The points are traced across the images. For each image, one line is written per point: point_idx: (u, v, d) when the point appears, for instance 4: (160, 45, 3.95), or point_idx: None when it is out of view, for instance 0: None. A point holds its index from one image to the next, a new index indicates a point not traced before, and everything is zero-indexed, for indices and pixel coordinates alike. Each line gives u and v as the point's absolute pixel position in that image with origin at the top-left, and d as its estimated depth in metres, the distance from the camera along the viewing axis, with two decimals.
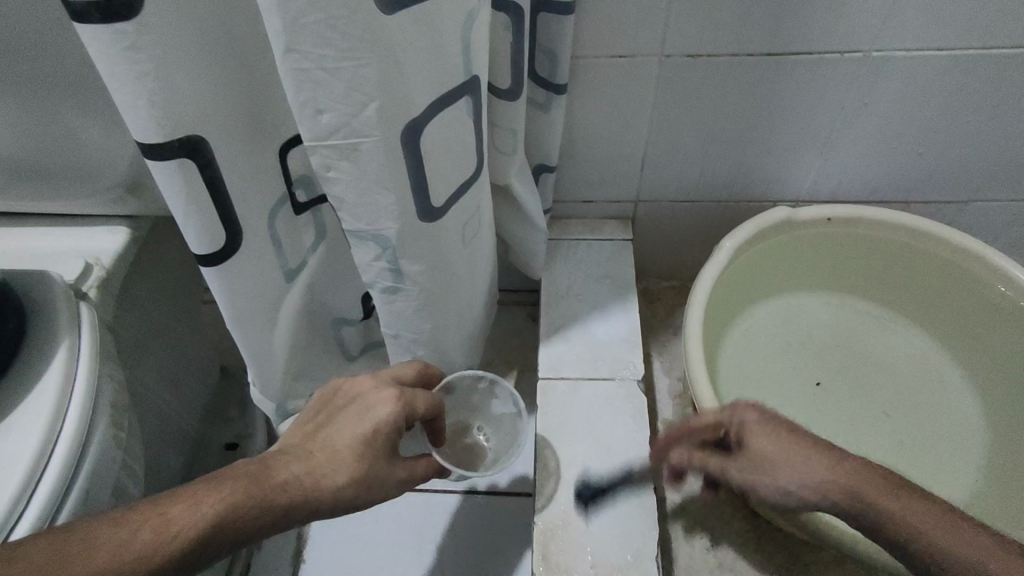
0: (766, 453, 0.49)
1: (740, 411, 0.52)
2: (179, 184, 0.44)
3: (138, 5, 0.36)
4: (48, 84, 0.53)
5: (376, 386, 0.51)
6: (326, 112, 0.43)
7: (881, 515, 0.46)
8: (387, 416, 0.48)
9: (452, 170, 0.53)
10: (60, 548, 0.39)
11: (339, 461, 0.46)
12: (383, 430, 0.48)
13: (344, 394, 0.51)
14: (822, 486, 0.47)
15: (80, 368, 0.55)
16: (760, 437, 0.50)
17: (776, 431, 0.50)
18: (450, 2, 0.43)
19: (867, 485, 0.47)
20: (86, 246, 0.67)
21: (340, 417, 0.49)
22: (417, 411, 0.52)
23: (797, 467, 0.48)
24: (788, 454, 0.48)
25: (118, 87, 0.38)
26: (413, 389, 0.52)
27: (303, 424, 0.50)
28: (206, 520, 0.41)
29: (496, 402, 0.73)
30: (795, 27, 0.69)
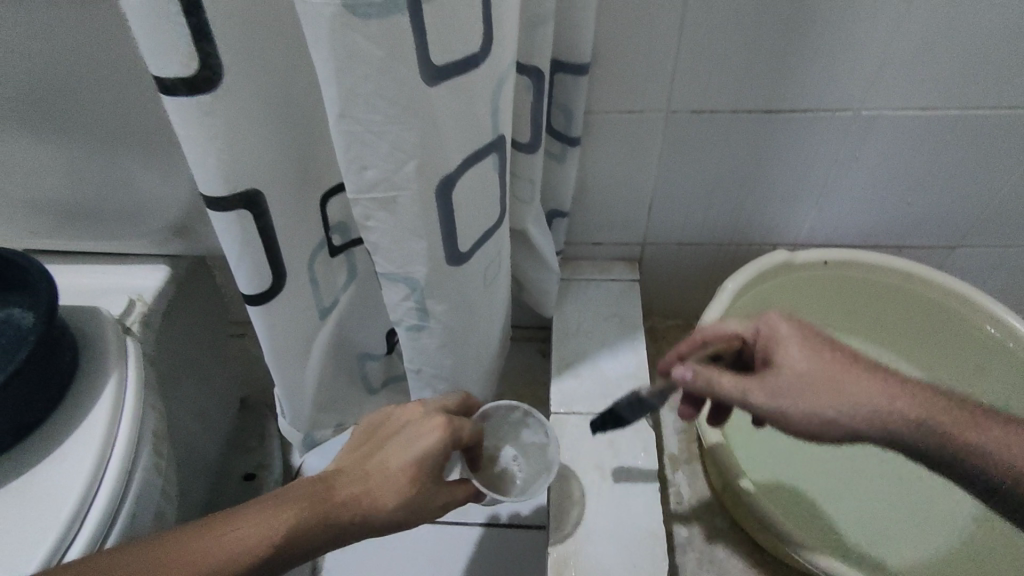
0: (806, 364, 0.48)
1: (770, 322, 0.52)
2: (236, 231, 0.49)
3: (218, 79, 0.41)
4: (116, 137, 0.58)
5: (423, 416, 0.55)
6: (370, 168, 0.48)
7: (948, 439, 0.46)
8: (438, 443, 0.52)
9: (478, 219, 0.58)
10: (146, 556, 0.42)
11: (391, 484, 0.50)
12: (433, 456, 0.51)
13: (393, 423, 0.55)
14: (876, 410, 0.46)
15: (127, 398, 0.59)
16: (794, 347, 0.49)
17: (811, 344, 0.50)
18: (484, 73, 0.48)
19: (922, 402, 0.46)
20: (130, 282, 0.71)
21: (393, 443, 0.52)
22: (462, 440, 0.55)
23: (839, 386, 0.46)
24: (835, 371, 0.47)
25: (192, 148, 0.43)
26: (459, 419, 0.56)
27: (355, 450, 0.54)
28: (274, 536, 0.44)
29: (526, 431, 0.76)
30: (792, 86, 0.74)
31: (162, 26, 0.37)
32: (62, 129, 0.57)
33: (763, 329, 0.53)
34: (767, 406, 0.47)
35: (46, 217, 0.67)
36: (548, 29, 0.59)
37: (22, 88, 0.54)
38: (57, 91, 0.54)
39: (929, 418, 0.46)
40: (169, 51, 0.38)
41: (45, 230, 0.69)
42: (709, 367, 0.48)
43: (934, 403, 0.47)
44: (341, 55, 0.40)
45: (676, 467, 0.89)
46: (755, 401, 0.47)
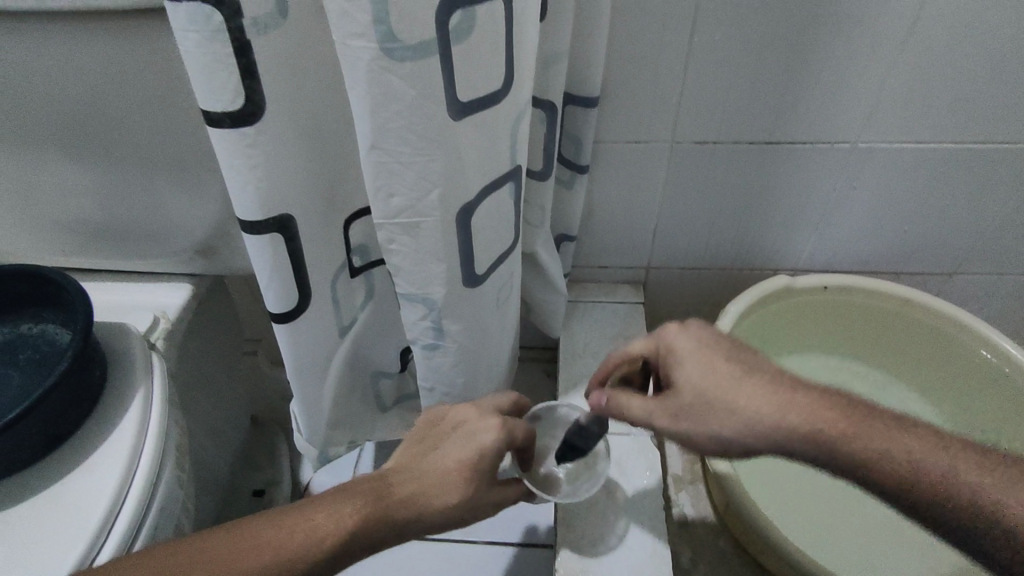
0: (694, 383, 0.50)
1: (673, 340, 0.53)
2: (268, 253, 0.51)
3: (261, 113, 0.44)
4: (151, 162, 0.61)
5: (480, 415, 0.56)
6: (396, 196, 0.51)
7: (838, 449, 0.45)
8: (492, 443, 0.54)
9: (494, 244, 0.61)
10: (234, 544, 0.46)
11: (449, 483, 0.52)
12: (488, 456, 0.53)
13: (448, 422, 0.57)
14: (738, 425, 0.47)
15: (153, 412, 0.61)
16: (690, 368, 0.51)
17: (709, 359, 0.51)
18: (505, 107, 0.51)
19: (812, 419, 0.46)
20: (154, 300, 0.74)
21: (449, 441, 0.54)
22: (515, 440, 0.57)
23: (732, 409, 0.48)
24: (729, 391, 0.48)
25: (233, 175, 0.46)
26: (512, 419, 0.57)
27: (412, 446, 0.56)
28: (346, 529, 0.47)
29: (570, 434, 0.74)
30: (791, 120, 0.78)
31: (218, 67, 0.40)
32: (98, 153, 0.61)
33: (662, 346, 0.54)
34: (669, 427, 0.51)
35: (76, 236, 0.70)
36: (562, 66, 0.63)
37: (66, 115, 0.58)
38: (97, 119, 0.58)
39: (822, 434, 0.45)
40: (223, 90, 0.41)
41: (75, 249, 0.72)
42: (619, 392, 0.53)
43: (830, 420, 0.45)
44: (375, 93, 0.44)
45: (680, 488, 0.91)
46: (660, 424, 0.51)
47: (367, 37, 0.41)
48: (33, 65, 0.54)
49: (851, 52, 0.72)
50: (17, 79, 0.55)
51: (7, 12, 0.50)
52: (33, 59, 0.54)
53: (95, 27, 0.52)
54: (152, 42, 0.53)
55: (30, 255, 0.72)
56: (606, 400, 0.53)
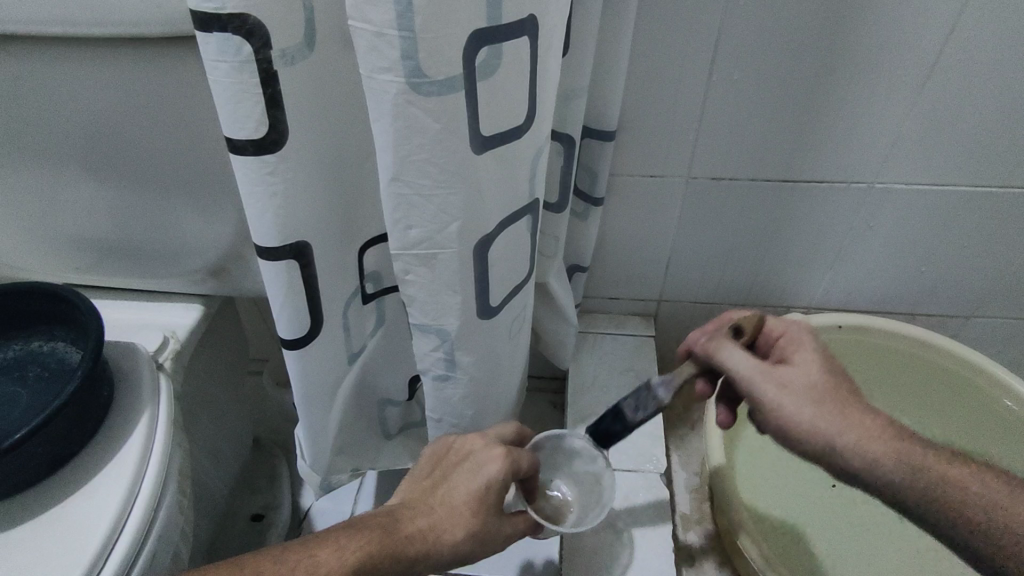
0: (809, 374, 0.50)
1: (796, 330, 0.54)
2: (283, 281, 0.51)
3: (284, 142, 0.44)
4: (168, 181, 0.61)
5: (487, 445, 0.57)
6: (415, 228, 0.50)
7: (919, 470, 0.47)
8: (498, 475, 0.55)
9: (509, 276, 0.60)
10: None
11: (457, 517, 0.53)
12: (494, 487, 0.54)
13: (456, 452, 0.58)
14: (841, 427, 0.48)
15: (157, 435, 0.60)
16: (806, 356, 0.52)
17: (825, 360, 0.52)
18: (526, 142, 0.51)
19: (904, 437, 0.48)
20: (165, 320, 0.74)
21: (456, 475, 0.55)
22: (522, 469, 0.57)
23: (835, 406, 0.49)
24: (834, 390, 0.50)
25: (254, 202, 0.46)
26: (519, 449, 0.58)
27: (421, 478, 0.57)
28: (350, 565, 0.47)
29: (579, 461, 0.67)
30: (809, 160, 0.78)
31: (243, 96, 0.41)
32: (118, 174, 0.61)
33: (785, 335, 0.55)
34: (765, 392, 0.49)
35: (90, 254, 0.70)
36: (581, 101, 0.63)
37: (88, 136, 0.58)
38: (117, 140, 0.58)
39: (904, 451, 0.48)
40: (247, 117, 0.41)
41: (88, 266, 0.72)
42: (728, 341, 0.52)
43: (915, 442, 0.49)
44: (400, 126, 0.44)
45: (688, 527, 0.88)
46: (759, 388, 0.49)
47: (394, 71, 0.41)
48: (58, 87, 0.55)
49: (870, 94, 0.72)
50: (42, 98, 0.56)
51: (36, 34, 0.51)
52: (59, 79, 0.54)
53: (121, 51, 0.52)
54: (176, 67, 0.53)
55: (43, 271, 0.72)
56: (711, 344, 0.51)
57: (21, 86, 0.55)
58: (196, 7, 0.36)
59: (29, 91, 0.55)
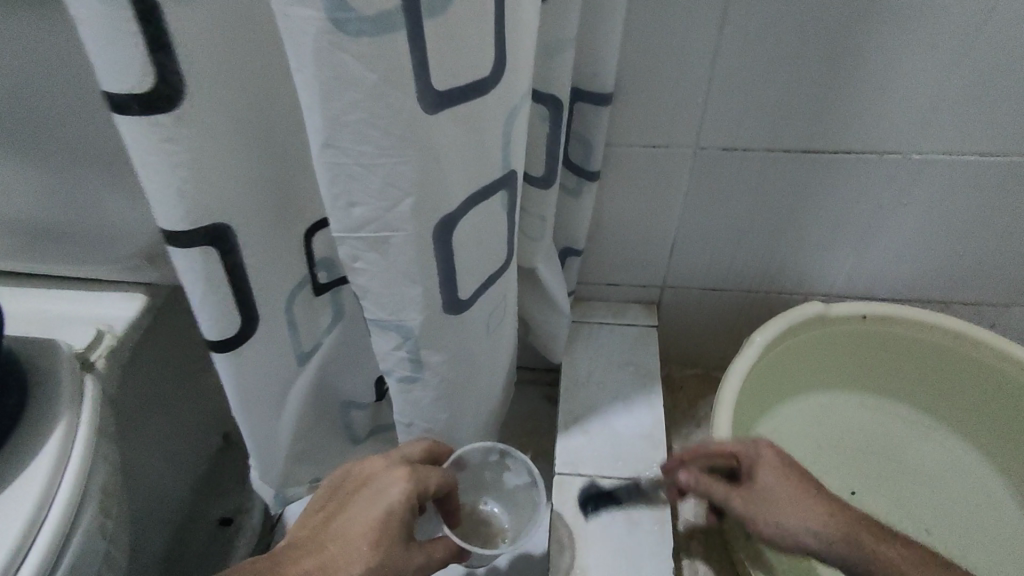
0: (769, 487, 0.56)
1: (759, 448, 0.59)
2: (199, 272, 0.42)
3: (181, 98, 0.35)
4: (89, 145, 0.53)
5: (388, 466, 0.53)
6: (359, 205, 0.41)
7: (865, 562, 0.54)
8: (399, 497, 0.50)
9: (481, 264, 0.51)
10: None
11: (354, 549, 0.47)
12: (397, 511, 0.49)
13: (355, 479, 0.53)
14: (791, 508, 0.55)
15: (74, 447, 0.52)
16: (768, 474, 0.57)
17: (783, 472, 0.57)
18: (495, 99, 0.42)
19: (854, 528, 0.54)
20: (102, 311, 0.65)
21: (353, 505, 0.50)
22: (429, 490, 0.53)
23: (793, 507, 0.55)
24: (793, 493, 0.56)
25: (150, 174, 0.37)
26: (424, 467, 0.54)
27: (317, 513, 0.52)
28: None
29: (509, 474, 0.71)
30: (836, 128, 0.68)
31: (118, 34, 0.31)
32: (34, 145, 0.53)
33: (752, 457, 0.58)
34: (739, 510, 0.56)
35: (15, 236, 0.62)
36: (568, 54, 0.53)
37: None
38: (28, 101, 0.50)
39: (850, 539, 0.54)
40: (126, 64, 0.32)
41: (11, 249, 0.63)
42: (710, 478, 0.58)
43: (861, 527, 0.55)
44: (324, 76, 0.34)
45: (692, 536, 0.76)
46: (733, 507, 0.57)
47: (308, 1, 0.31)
48: None
49: (911, 47, 0.61)
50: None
51: None
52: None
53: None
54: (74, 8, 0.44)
55: None
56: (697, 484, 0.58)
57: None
58: None
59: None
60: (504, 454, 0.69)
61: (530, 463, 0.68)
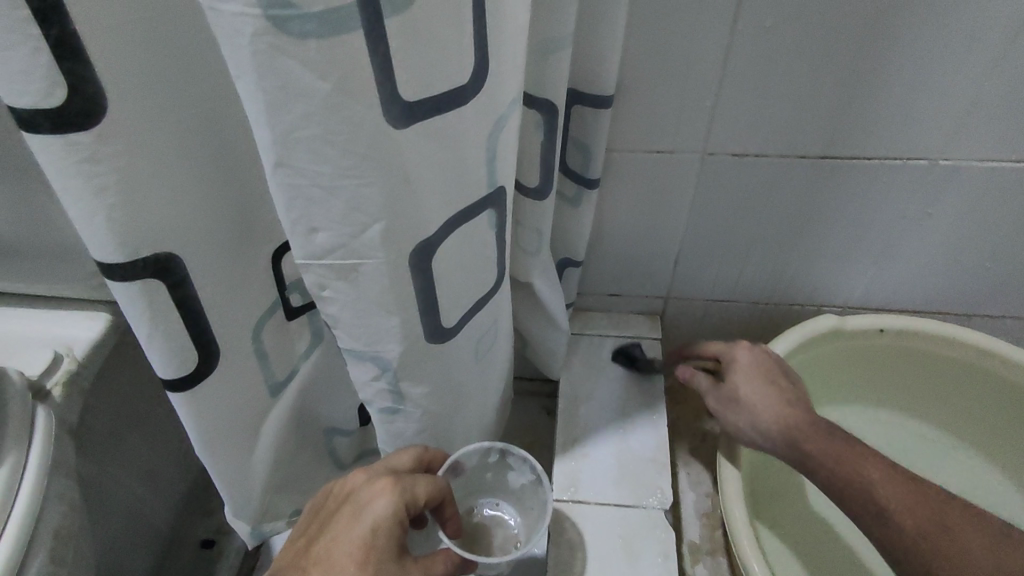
0: (737, 383, 0.57)
1: (740, 349, 0.59)
2: (141, 307, 0.37)
3: (101, 112, 0.30)
4: (37, 158, 0.48)
5: (371, 477, 0.47)
6: (321, 231, 0.36)
7: (814, 463, 0.50)
8: (385, 511, 0.44)
9: (467, 288, 0.46)
10: None
11: (338, 575, 0.42)
12: (383, 528, 0.43)
13: (336, 495, 0.47)
14: (753, 401, 0.55)
15: (20, 492, 0.47)
16: (738, 372, 0.57)
17: (759, 372, 0.57)
18: (476, 110, 0.36)
19: (808, 430, 0.52)
20: (59, 334, 0.60)
21: (334, 523, 0.45)
22: (419, 499, 0.46)
23: (753, 402, 0.55)
24: (755, 390, 0.55)
25: (73, 201, 0.32)
26: (412, 474, 0.48)
27: (299, 537, 0.47)
28: None
29: (511, 473, 0.64)
30: (858, 132, 0.62)
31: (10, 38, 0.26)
32: None
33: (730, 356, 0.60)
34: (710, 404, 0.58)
35: None
36: (563, 55, 0.47)
37: None
38: None
39: (804, 439, 0.51)
40: (26, 74, 0.27)
41: None
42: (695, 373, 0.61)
43: (817, 435, 0.51)
44: (268, 86, 0.29)
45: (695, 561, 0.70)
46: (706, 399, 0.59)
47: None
48: None
49: (944, 44, 0.56)
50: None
51: None
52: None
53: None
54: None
55: None
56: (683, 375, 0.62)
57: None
58: None
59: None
60: (504, 453, 0.61)
61: (533, 460, 0.61)
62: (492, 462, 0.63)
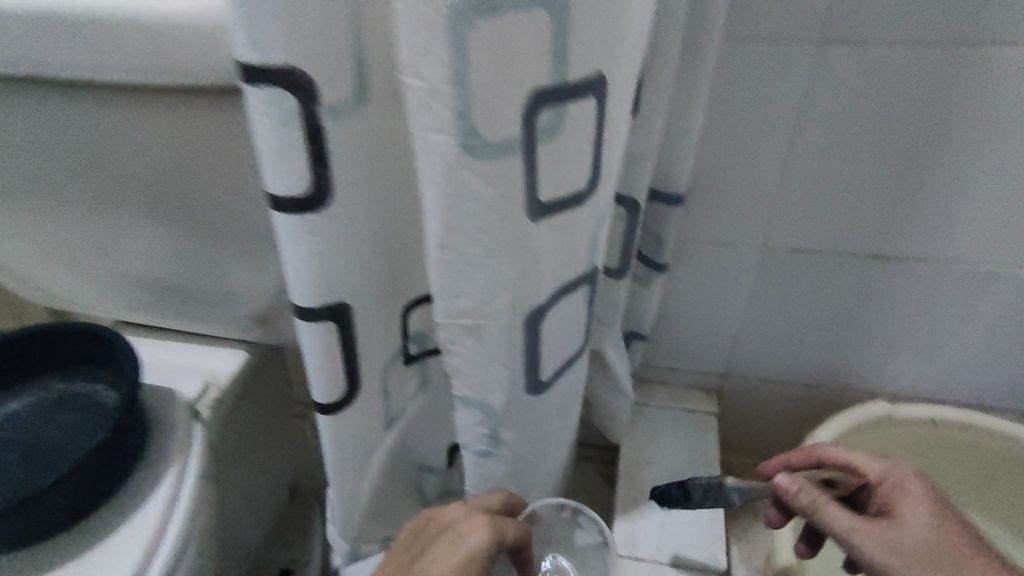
0: (917, 527, 0.47)
1: (901, 475, 0.51)
2: (320, 343, 0.48)
3: (327, 200, 0.42)
4: (223, 226, 0.59)
5: (468, 514, 0.54)
6: (462, 296, 0.46)
7: None
8: (480, 545, 0.51)
9: (561, 349, 0.55)
10: None
11: None
12: (477, 559, 0.50)
13: (435, 524, 0.54)
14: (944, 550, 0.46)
15: (183, 489, 0.58)
16: (910, 507, 0.49)
17: (938, 509, 0.49)
18: (586, 209, 0.47)
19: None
20: (206, 364, 0.73)
21: (433, 548, 0.52)
22: (507, 540, 0.53)
23: (938, 548, 0.46)
24: (940, 536, 0.47)
25: (294, 259, 0.44)
26: (503, 518, 0.55)
27: (399, 555, 0.54)
28: None
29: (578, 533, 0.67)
30: (904, 235, 0.70)
31: (290, 151, 0.39)
32: (179, 224, 0.60)
33: (889, 478, 0.51)
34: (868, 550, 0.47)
35: (151, 295, 0.70)
36: (648, 164, 0.58)
37: (151, 185, 0.57)
38: (183, 191, 0.57)
39: None
40: (290, 174, 0.39)
41: (141, 305, 0.71)
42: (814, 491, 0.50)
43: None
44: (447, 187, 0.40)
45: None
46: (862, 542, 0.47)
47: (447, 127, 0.37)
48: (128, 137, 0.54)
49: (979, 164, 0.64)
50: (95, 138, 0.55)
51: (101, 82, 0.50)
52: (111, 122, 0.53)
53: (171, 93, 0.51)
54: (226, 113, 0.52)
55: (105, 309, 0.73)
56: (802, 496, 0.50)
57: (76, 127, 0.54)
58: (249, 61, 0.35)
59: (87, 131, 0.54)
60: (576, 511, 0.65)
61: (603, 523, 0.65)
62: (564, 518, 0.66)
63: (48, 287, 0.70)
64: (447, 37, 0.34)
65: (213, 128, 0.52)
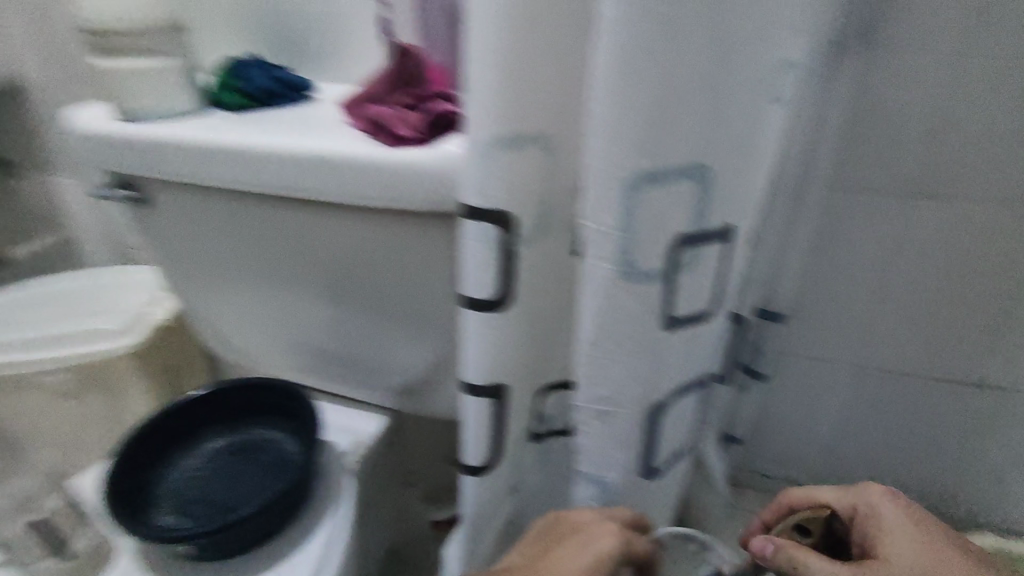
0: (906, 561, 0.56)
1: (877, 505, 0.60)
2: (478, 413, 0.60)
3: (506, 302, 0.55)
4: (402, 310, 0.74)
5: (602, 521, 0.58)
6: (597, 387, 0.57)
7: None
8: (609, 549, 0.55)
9: (671, 440, 0.64)
10: None
11: None
12: (606, 562, 0.54)
13: (570, 525, 0.59)
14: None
15: (339, 528, 0.71)
16: (895, 538, 0.58)
17: (928, 540, 0.57)
18: (705, 324, 0.57)
19: None
20: (354, 423, 0.86)
21: (566, 545, 0.56)
22: (636, 552, 0.56)
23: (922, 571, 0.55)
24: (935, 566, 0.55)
25: (474, 343, 0.57)
26: (634, 531, 0.57)
27: (535, 546, 0.59)
28: None
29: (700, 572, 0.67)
30: (1002, 358, 0.78)
31: (488, 265, 0.52)
32: (369, 306, 0.75)
33: (865, 508, 0.61)
34: None
35: (331, 362, 0.85)
36: (754, 287, 0.68)
37: (353, 277, 0.72)
38: (377, 283, 0.72)
39: None
40: (482, 282, 0.53)
41: (322, 368, 0.87)
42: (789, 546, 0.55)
43: None
44: (603, 304, 0.51)
45: None
46: None
47: (612, 258, 0.48)
48: (344, 242, 0.69)
49: None
50: (318, 236, 0.70)
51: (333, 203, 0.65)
52: (331, 228, 0.69)
53: (381, 212, 0.65)
54: (424, 229, 0.65)
55: (289, 370, 0.89)
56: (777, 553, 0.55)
57: (305, 228, 0.70)
58: (472, 203, 0.49)
59: (314, 236, 0.70)
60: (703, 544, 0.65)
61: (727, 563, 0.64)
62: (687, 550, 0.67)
63: (254, 344, 0.88)
64: (621, 197, 0.46)
65: (411, 239, 0.66)
